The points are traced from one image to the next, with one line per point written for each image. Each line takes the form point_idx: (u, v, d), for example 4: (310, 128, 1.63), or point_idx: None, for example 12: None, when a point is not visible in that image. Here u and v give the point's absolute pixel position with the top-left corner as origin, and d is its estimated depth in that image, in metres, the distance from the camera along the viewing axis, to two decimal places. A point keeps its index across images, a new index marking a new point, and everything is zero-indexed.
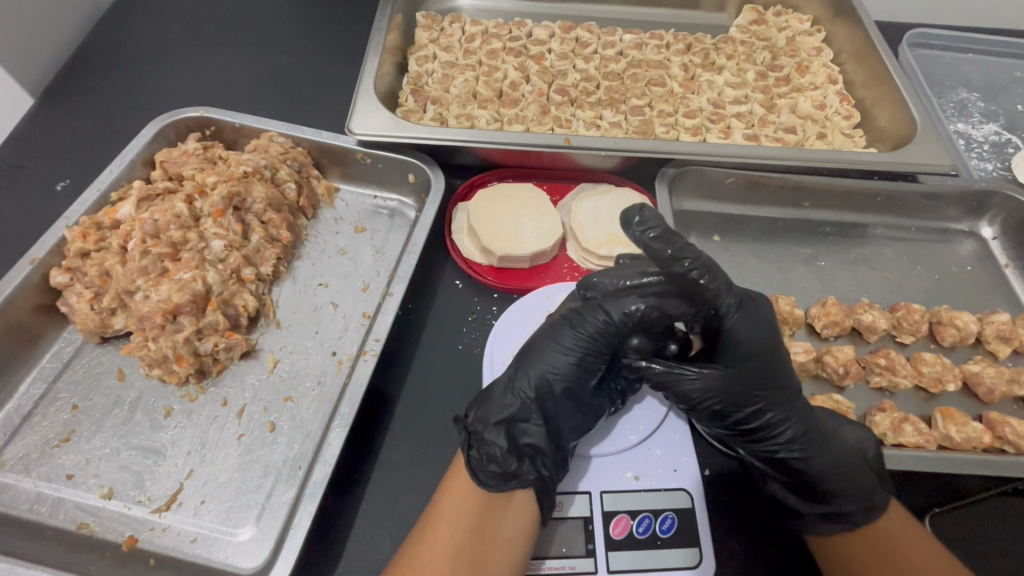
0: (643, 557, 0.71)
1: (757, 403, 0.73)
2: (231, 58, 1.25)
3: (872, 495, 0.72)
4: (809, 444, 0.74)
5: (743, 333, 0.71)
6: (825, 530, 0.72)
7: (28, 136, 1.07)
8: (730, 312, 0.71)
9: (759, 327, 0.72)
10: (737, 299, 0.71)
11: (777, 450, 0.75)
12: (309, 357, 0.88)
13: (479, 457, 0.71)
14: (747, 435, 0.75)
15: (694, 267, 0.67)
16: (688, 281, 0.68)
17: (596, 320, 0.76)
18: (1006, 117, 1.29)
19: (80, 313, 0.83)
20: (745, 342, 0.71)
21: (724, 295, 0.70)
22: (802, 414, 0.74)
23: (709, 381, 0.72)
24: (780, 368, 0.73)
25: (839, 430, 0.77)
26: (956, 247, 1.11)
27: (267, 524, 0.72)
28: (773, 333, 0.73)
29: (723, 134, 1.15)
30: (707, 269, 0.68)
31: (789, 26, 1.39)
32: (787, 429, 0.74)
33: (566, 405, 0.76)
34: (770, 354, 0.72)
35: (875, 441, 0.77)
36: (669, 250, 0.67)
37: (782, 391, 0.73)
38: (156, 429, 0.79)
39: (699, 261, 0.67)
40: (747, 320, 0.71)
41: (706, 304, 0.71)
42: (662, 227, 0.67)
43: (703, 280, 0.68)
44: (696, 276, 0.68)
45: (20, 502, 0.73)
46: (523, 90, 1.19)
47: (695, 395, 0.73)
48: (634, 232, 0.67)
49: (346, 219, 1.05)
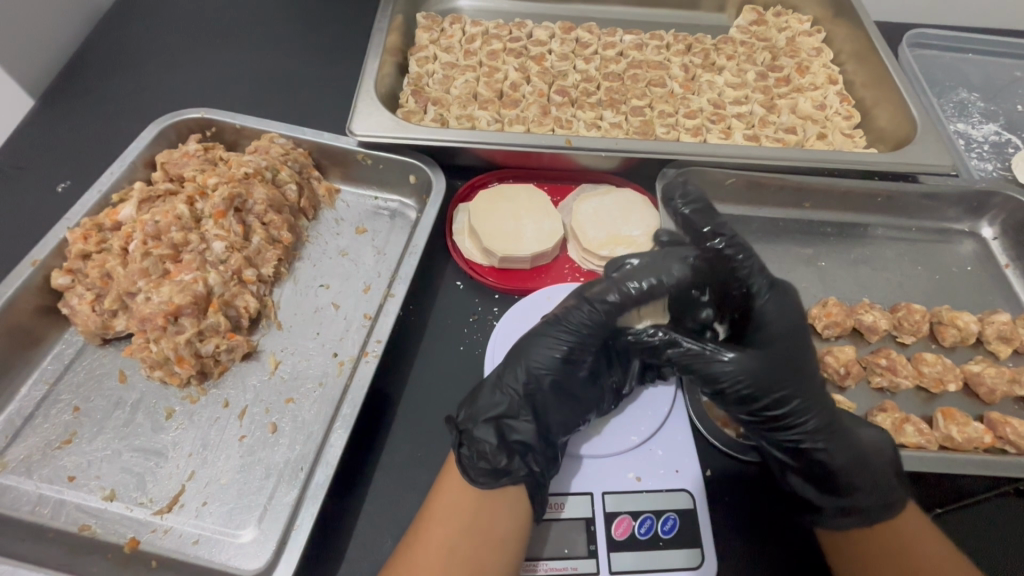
0: (645, 558, 0.71)
1: (784, 389, 0.74)
2: (231, 59, 1.25)
3: (890, 494, 0.73)
4: (830, 436, 0.75)
5: (772, 314, 0.78)
6: (842, 527, 0.72)
7: (28, 138, 1.07)
8: (762, 293, 0.78)
9: (789, 312, 0.78)
10: (770, 282, 0.79)
11: (802, 440, 0.75)
12: (310, 358, 0.87)
13: (471, 455, 0.71)
14: (769, 423, 0.76)
15: (727, 244, 0.80)
16: (725, 259, 0.79)
17: (580, 312, 0.77)
18: (1006, 117, 1.29)
19: (81, 315, 0.83)
20: (776, 321, 0.77)
21: (756, 276, 0.79)
22: (826, 405, 0.76)
23: (742, 363, 0.74)
24: (807, 352, 0.77)
25: (856, 430, 0.77)
26: (957, 248, 1.11)
27: (269, 526, 0.72)
28: (801, 320, 0.79)
29: (724, 134, 1.15)
30: (740, 248, 0.80)
31: (790, 26, 1.39)
32: (811, 418, 0.75)
33: (554, 399, 0.77)
34: (796, 337, 0.77)
35: (891, 443, 0.76)
36: (705, 228, 0.83)
37: (809, 380, 0.76)
38: (158, 431, 0.79)
39: (733, 241, 0.80)
40: (777, 303, 0.78)
41: (739, 282, 0.79)
42: (700, 204, 0.85)
43: (737, 257, 0.79)
44: (731, 252, 0.79)
45: (22, 504, 0.73)
46: (524, 91, 1.19)
47: (727, 376, 0.74)
48: (676, 206, 0.86)
49: (346, 220, 1.05)
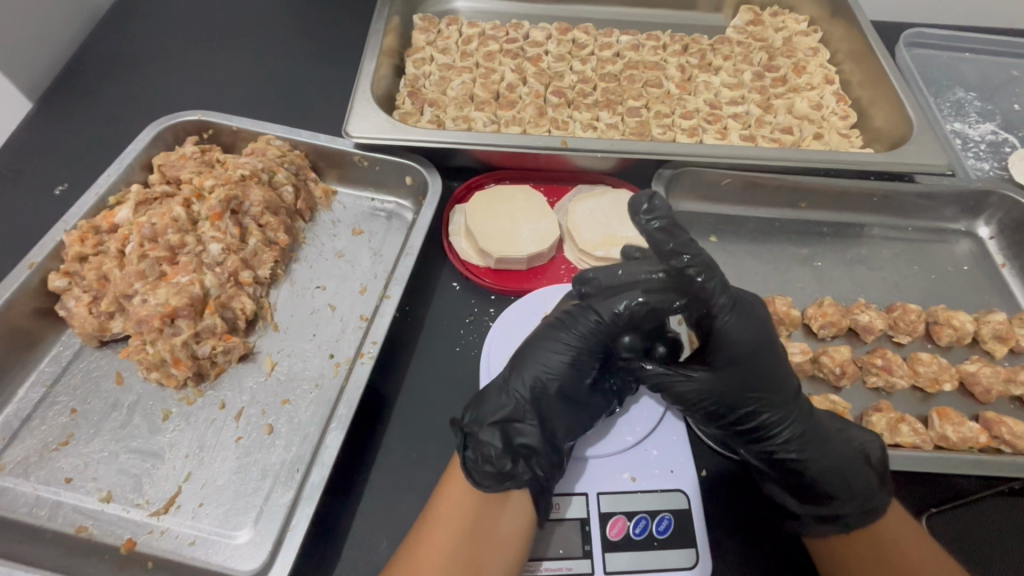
0: (641, 558, 0.71)
1: (750, 403, 0.74)
2: (228, 61, 1.25)
3: (871, 499, 0.71)
4: (807, 445, 0.75)
5: (735, 332, 0.73)
6: (821, 533, 0.72)
7: (26, 140, 1.07)
8: (725, 313, 0.72)
9: (752, 328, 0.74)
10: (731, 300, 0.72)
11: (775, 450, 0.75)
12: (307, 360, 0.88)
13: (476, 457, 0.71)
14: (745, 435, 0.76)
15: (693, 263, 0.69)
16: (687, 280, 0.70)
17: (588, 321, 0.76)
18: (1002, 116, 1.29)
19: (78, 317, 0.84)
20: (733, 341, 0.73)
21: (719, 294, 0.71)
22: (799, 416, 0.75)
23: (703, 382, 0.74)
24: (774, 368, 0.74)
25: (844, 431, 0.78)
26: (953, 247, 1.11)
27: (265, 526, 0.72)
28: (766, 333, 0.75)
29: (720, 134, 1.15)
30: (705, 267, 0.70)
31: (786, 26, 1.39)
32: (785, 429, 0.75)
33: (560, 406, 0.76)
34: (762, 352, 0.74)
35: (880, 442, 0.77)
36: (671, 244, 0.69)
37: (779, 393, 0.74)
38: (155, 433, 0.80)
39: (697, 259, 0.69)
40: (741, 322, 0.73)
41: (700, 302, 0.72)
42: (668, 218, 0.69)
43: (699, 278, 0.70)
44: (692, 272, 0.70)
45: (19, 505, 0.73)
46: (521, 92, 1.20)
47: (689, 396, 0.75)
48: (641, 222, 0.70)
49: (344, 222, 1.06)
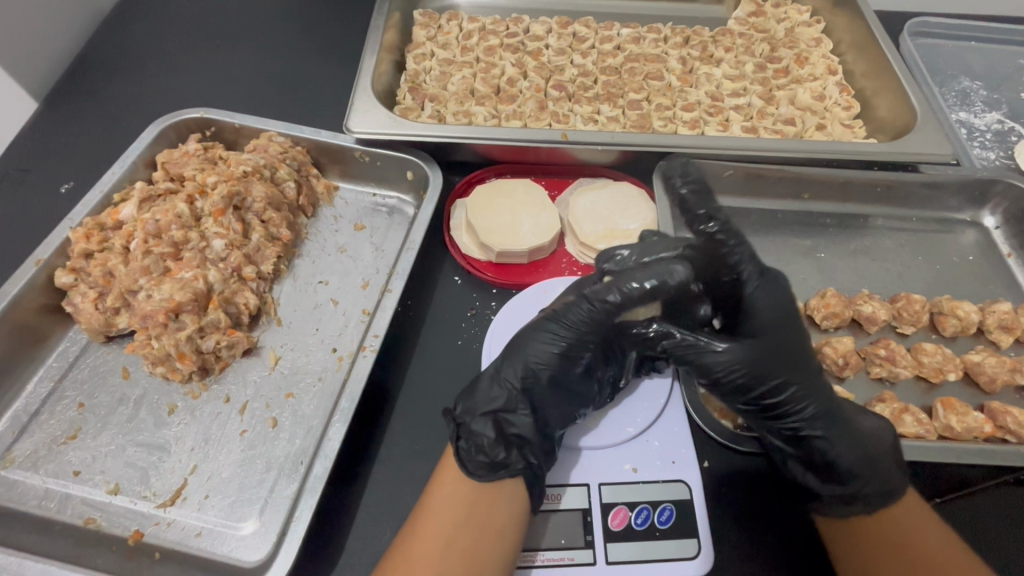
0: (640, 549, 0.71)
1: (782, 376, 0.74)
2: (231, 59, 1.26)
3: (890, 480, 0.72)
4: (828, 424, 0.75)
5: (763, 300, 0.77)
6: (845, 514, 0.73)
7: (32, 140, 1.09)
8: (753, 280, 0.78)
9: (779, 300, 0.78)
10: (759, 268, 0.79)
11: (801, 426, 0.75)
12: (310, 354, 0.88)
13: (469, 447, 0.71)
14: (769, 414, 0.76)
15: (721, 229, 0.79)
16: (716, 245, 0.79)
17: (580, 308, 0.77)
18: (1009, 105, 1.28)
19: (85, 313, 0.85)
20: (763, 307, 0.77)
21: (747, 263, 0.78)
22: (824, 390, 0.76)
23: (734, 354, 0.74)
24: (802, 339, 0.77)
25: (855, 417, 0.76)
26: (959, 237, 1.10)
27: (270, 517, 0.73)
28: (793, 306, 0.79)
29: (721, 127, 1.15)
30: (733, 235, 0.79)
31: (788, 17, 1.38)
32: (810, 405, 0.75)
33: (552, 396, 0.77)
34: (789, 321, 0.77)
35: (892, 428, 0.76)
36: (701, 211, 0.82)
37: (806, 364, 0.76)
38: (161, 427, 0.81)
39: (726, 225, 0.79)
40: (768, 290, 0.78)
41: (728, 269, 0.78)
42: (698, 186, 0.85)
43: (729, 241, 0.79)
44: (722, 236, 0.79)
45: (29, 497, 0.74)
46: (521, 86, 1.20)
47: (720, 368, 0.74)
48: (676, 185, 0.86)
49: (345, 217, 1.06)
